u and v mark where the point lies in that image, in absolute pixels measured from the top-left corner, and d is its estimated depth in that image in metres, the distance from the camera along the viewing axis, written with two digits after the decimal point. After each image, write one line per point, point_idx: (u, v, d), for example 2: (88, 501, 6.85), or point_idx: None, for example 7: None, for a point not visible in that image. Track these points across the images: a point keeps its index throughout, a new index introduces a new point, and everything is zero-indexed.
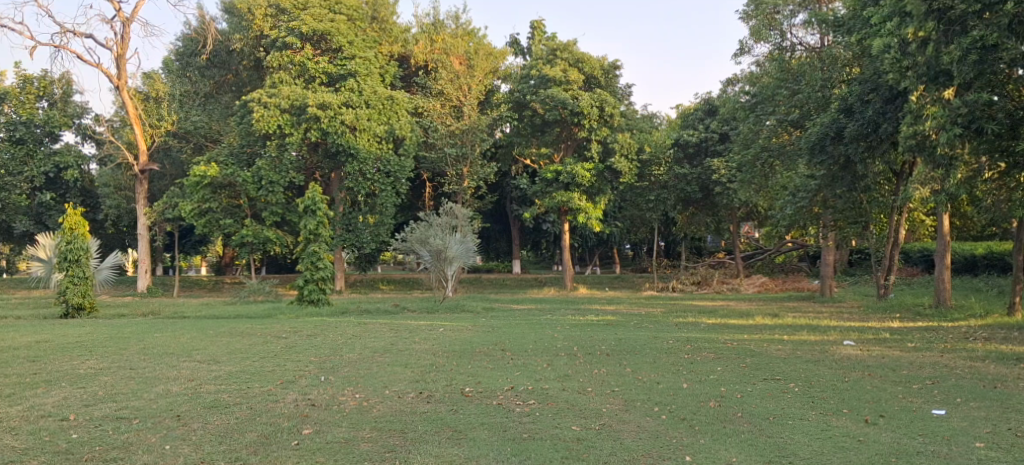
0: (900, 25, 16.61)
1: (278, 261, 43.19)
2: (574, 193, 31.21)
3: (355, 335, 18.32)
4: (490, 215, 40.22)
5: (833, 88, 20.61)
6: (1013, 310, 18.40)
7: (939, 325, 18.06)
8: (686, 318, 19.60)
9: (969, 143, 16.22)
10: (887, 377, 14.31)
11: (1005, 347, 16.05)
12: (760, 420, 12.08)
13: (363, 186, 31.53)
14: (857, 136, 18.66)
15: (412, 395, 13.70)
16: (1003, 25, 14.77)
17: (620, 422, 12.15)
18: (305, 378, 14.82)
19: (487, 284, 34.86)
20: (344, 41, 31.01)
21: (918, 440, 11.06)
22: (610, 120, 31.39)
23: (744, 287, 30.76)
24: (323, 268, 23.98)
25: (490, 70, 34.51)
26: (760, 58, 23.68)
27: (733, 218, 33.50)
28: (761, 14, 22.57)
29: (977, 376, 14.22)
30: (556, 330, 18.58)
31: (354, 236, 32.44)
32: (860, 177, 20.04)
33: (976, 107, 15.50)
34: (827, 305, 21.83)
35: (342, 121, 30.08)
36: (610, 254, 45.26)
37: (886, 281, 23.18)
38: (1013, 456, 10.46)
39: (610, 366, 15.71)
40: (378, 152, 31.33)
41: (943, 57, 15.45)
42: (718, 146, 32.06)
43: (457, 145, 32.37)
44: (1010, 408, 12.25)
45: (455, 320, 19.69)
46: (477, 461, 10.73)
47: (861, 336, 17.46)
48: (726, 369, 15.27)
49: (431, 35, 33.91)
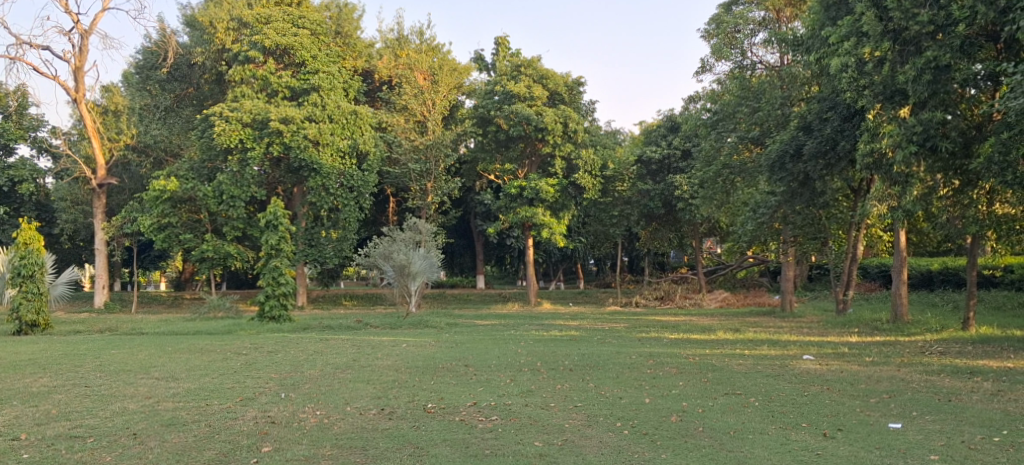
0: (857, 45, 16.89)
1: (240, 276, 42.76)
2: (538, 209, 31.36)
3: (317, 351, 18.16)
4: (454, 230, 40.24)
5: (793, 106, 21.09)
6: (968, 324, 18.74)
7: (896, 340, 18.32)
8: (649, 333, 19.69)
9: (925, 162, 16.56)
10: (845, 391, 14.50)
11: (960, 361, 16.35)
12: (721, 434, 12.18)
13: (327, 201, 31.22)
14: (816, 154, 18.90)
15: (374, 412, 13.59)
16: (955, 46, 15.31)
17: (582, 437, 12.17)
18: (265, 395, 14.65)
19: (451, 299, 34.76)
20: (308, 56, 30.91)
21: (874, 453, 11.21)
22: (573, 136, 31.66)
23: (706, 302, 31.02)
24: (284, 283, 23.64)
25: (455, 86, 34.48)
26: (722, 76, 23.94)
27: (695, 233, 33.78)
28: (722, 33, 22.87)
29: (933, 390, 14.45)
30: (519, 345, 18.59)
31: (316, 251, 32.20)
32: (818, 193, 20.33)
33: (931, 126, 15.90)
34: (787, 320, 22.09)
35: (304, 136, 29.92)
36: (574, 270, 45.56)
37: (844, 296, 23.53)
38: None
39: (573, 380, 15.76)
40: (341, 167, 31.11)
41: (899, 77, 15.89)
42: (680, 163, 32.33)
43: (421, 161, 32.15)
44: (964, 421, 12.48)
45: (418, 336, 19.59)
46: None
47: (820, 351, 17.67)
48: (688, 383, 15.37)
49: (396, 50, 34.12)
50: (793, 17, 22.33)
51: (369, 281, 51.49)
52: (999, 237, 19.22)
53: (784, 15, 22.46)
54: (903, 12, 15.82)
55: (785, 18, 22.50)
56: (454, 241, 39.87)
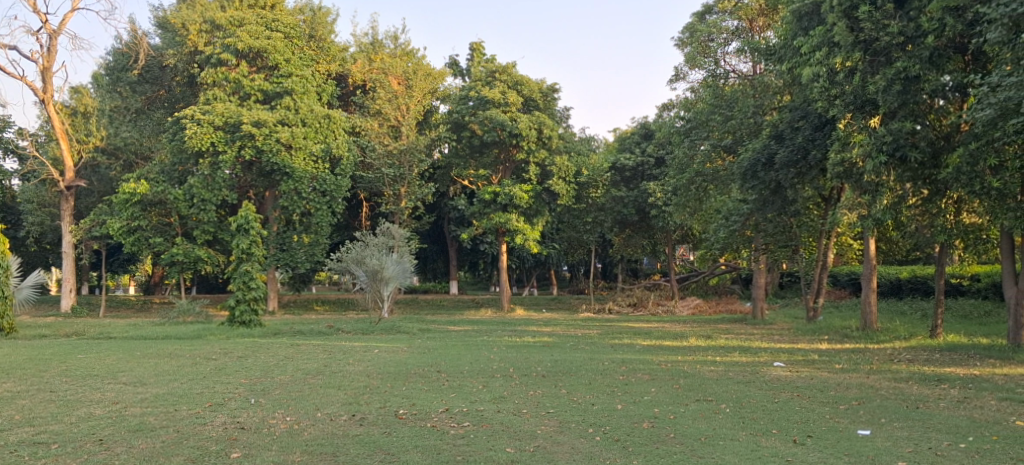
0: (829, 55, 16.93)
1: (211, 280, 42.46)
2: (512, 214, 31.38)
3: (288, 357, 18.02)
4: (427, 235, 40.23)
5: (765, 114, 21.22)
6: (936, 332, 18.97)
7: (865, 347, 18.48)
8: (622, 340, 19.73)
9: (894, 171, 16.73)
10: (815, 398, 14.61)
11: (928, 368, 16.53)
12: (692, 440, 12.22)
13: (299, 205, 31.08)
14: (787, 163, 18.99)
15: (345, 418, 13.51)
16: (924, 57, 15.63)
17: (554, 443, 12.16)
18: (234, 401, 14.52)
19: (424, 305, 34.68)
20: (281, 59, 30.72)
21: (843, 460, 11.29)
22: (548, 142, 31.80)
23: (679, 308, 31.16)
24: (255, 288, 23.52)
25: (428, 91, 34.42)
26: (695, 84, 24.09)
27: (669, 240, 33.93)
28: (695, 41, 23.11)
29: (901, 397, 14.60)
30: (491, 351, 18.56)
31: (287, 255, 31.90)
32: (790, 202, 20.46)
33: (901, 135, 16.08)
34: (759, 327, 22.23)
35: (277, 139, 29.73)
36: (548, 276, 45.70)
37: (814, 303, 23.82)
38: None
39: (545, 387, 15.75)
40: (314, 171, 30.91)
41: (870, 87, 16.04)
42: (654, 170, 32.56)
43: (395, 165, 31.87)
44: (931, 428, 12.60)
45: (390, 342, 19.51)
46: None
47: (791, 358, 17.80)
48: (660, 390, 15.43)
49: (370, 55, 34.39)
50: (766, 27, 22.55)
51: (342, 286, 51.34)
52: (966, 246, 19.40)
53: (757, 24, 22.65)
54: (873, 22, 16.02)
55: (758, 28, 22.70)
56: (428, 246, 39.81)
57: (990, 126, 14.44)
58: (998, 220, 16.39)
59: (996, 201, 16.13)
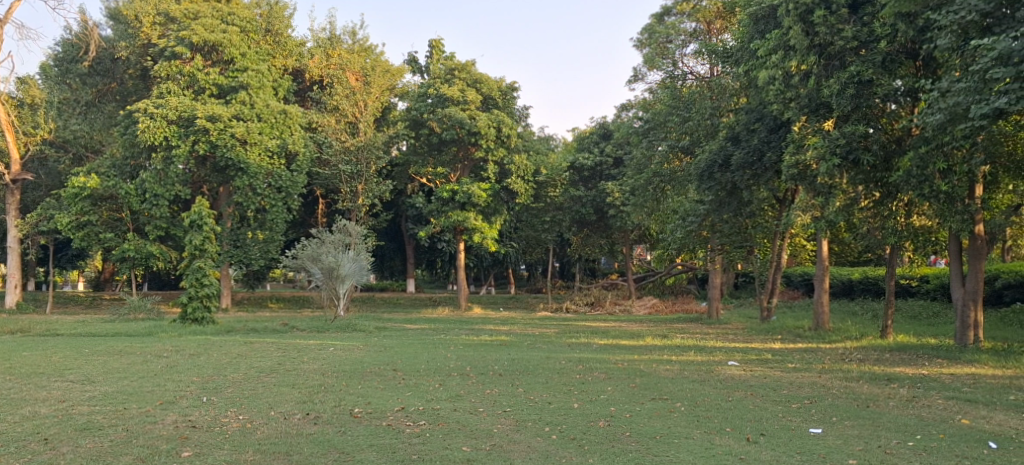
0: (784, 58, 17.20)
1: (163, 277, 41.85)
2: (470, 213, 31.36)
3: (241, 354, 17.78)
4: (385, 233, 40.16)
5: (721, 116, 21.27)
6: (885, 332, 19.33)
7: (818, 347, 18.75)
8: (579, 339, 19.77)
9: (847, 173, 17.03)
10: (767, 397, 14.79)
11: (878, 368, 16.82)
12: (647, 439, 12.29)
13: (253, 202, 30.78)
14: (743, 164, 19.25)
15: (299, 417, 13.36)
16: (876, 62, 15.97)
17: (510, 442, 12.15)
18: (185, 399, 14.28)
19: (381, 303, 34.48)
20: (237, 53, 30.35)
21: (795, 458, 11.43)
22: (507, 141, 31.81)
23: (635, 308, 31.42)
24: (208, 285, 23.17)
25: (387, 87, 34.95)
26: (653, 86, 24.28)
27: (626, 240, 34.08)
28: (654, 42, 23.31)
29: (852, 396, 14.83)
30: (448, 350, 18.48)
31: (241, 252, 31.49)
32: (745, 203, 20.70)
33: (853, 139, 16.37)
34: (714, 327, 22.42)
35: (232, 134, 29.36)
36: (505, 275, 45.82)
37: (768, 303, 24.19)
38: None
39: (502, 386, 15.72)
40: (269, 167, 30.55)
41: (824, 90, 16.32)
42: (612, 170, 32.86)
43: (351, 162, 31.83)
44: (881, 427, 12.83)
45: (346, 340, 19.35)
46: None
47: (745, 357, 17.99)
48: (616, 389, 15.50)
49: (327, 49, 33.85)
50: (722, 29, 23.14)
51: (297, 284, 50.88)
52: (915, 248, 19.74)
53: (714, 27, 23.24)
54: (828, 27, 16.28)
55: (715, 30, 23.27)
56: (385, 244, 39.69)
57: (939, 130, 14.69)
58: (946, 223, 16.79)
59: (944, 204, 16.53)
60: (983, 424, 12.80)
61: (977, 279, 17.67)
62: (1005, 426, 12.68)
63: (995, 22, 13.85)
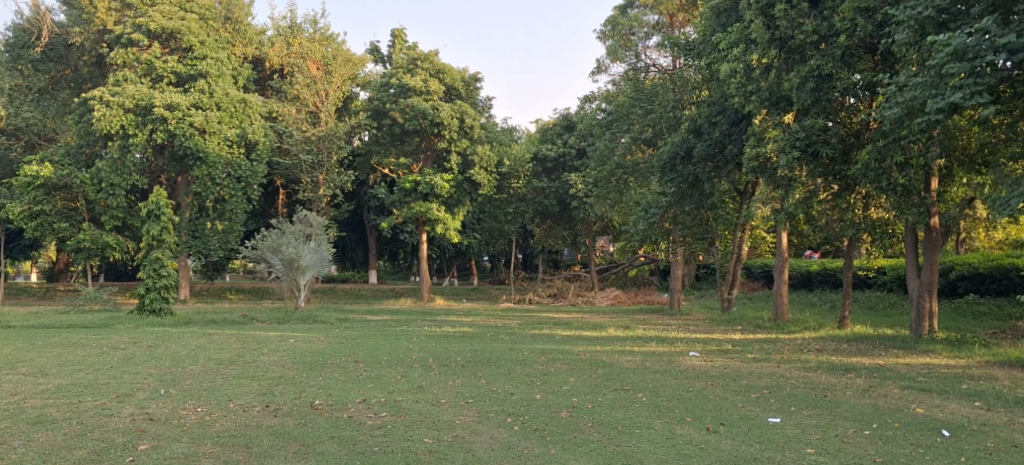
0: (745, 51, 17.29)
1: (119, 267, 41.37)
2: (433, 204, 31.24)
3: (200, 346, 17.58)
4: (347, 224, 39.99)
5: (683, 109, 21.14)
6: (843, 323, 19.62)
7: (776, 338, 18.98)
8: (542, 330, 19.83)
9: (806, 166, 17.21)
10: (728, 387, 14.94)
11: (835, 358, 17.05)
12: (609, 429, 12.35)
13: (213, 191, 30.53)
14: (704, 156, 19.49)
15: (259, 409, 13.23)
16: (836, 56, 16.06)
17: (472, 433, 12.13)
18: (143, 391, 14.08)
19: (342, 295, 34.28)
20: (196, 41, 29.91)
21: (755, 447, 11.55)
22: (469, 132, 31.80)
23: (598, 299, 31.57)
24: (166, 275, 22.94)
25: (348, 76, 34.00)
26: (617, 78, 24.38)
27: (589, 232, 34.24)
28: (617, 35, 23.53)
29: (810, 386, 15.03)
30: (410, 341, 18.43)
31: (200, 243, 31.15)
32: (707, 195, 20.82)
33: (812, 132, 16.61)
34: (675, 318, 22.61)
35: (190, 123, 28.97)
36: (468, 266, 45.92)
37: (729, 294, 24.48)
38: (840, 460, 11.05)
39: (465, 377, 15.72)
40: (228, 156, 30.26)
41: (785, 83, 16.53)
42: (575, 162, 33.24)
43: (313, 151, 31.50)
44: (838, 416, 13.02)
45: (307, 331, 19.22)
46: None
47: (706, 348, 18.15)
48: (579, 379, 15.56)
49: (287, 38, 33.61)
50: (685, 22, 23.26)
51: (257, 275, 50.40)
52: (873, 240, 20.02)
53: (677, 20, 23.33)
54: (789, 21, 16.47)
55: (678, 23, 23.39)
56: (346, 235, 39.57)
57: (897, 124, 14.92)
58: (902, 215, 17.04)
59: (901, 197, 16.73)
60: (937, 413, 13.03)
61: (932, 271, 17.97)
62: (958, 414, 12.92)
63: (950, 18, 14.04)
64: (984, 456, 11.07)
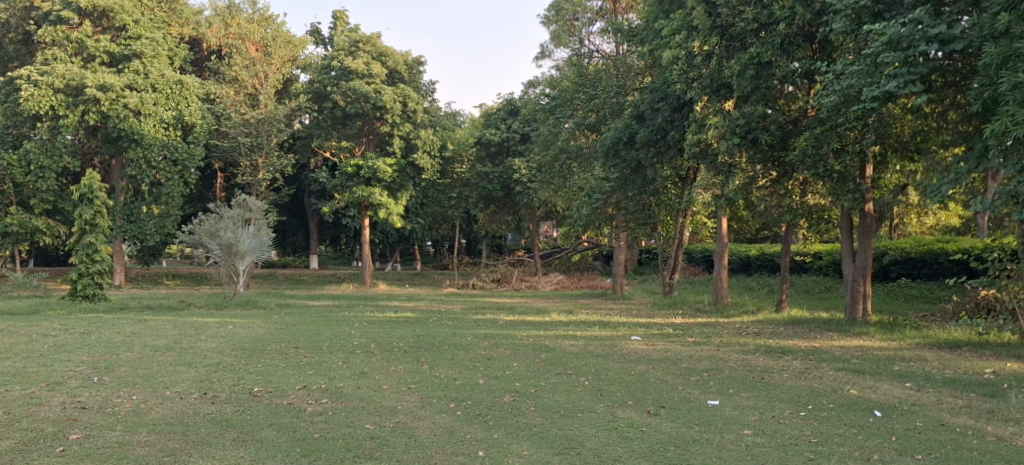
0: (688, 38, 17.51)
1: (49, 252, 40.35)
2: (376, 188, 31.06)
3: (135, 333, 17.20)
4: (287, 209, 39.44)
5: (627, 95, 21.28)
6: (781, 307, 20.03)
7: (716, 321, 19.28)
8: (485, 315, 19.81)
9: (746, 152, 17.52)
10: (669, 370, 15.13)
11: (773, 341, 17.37)
12: (552, 413, 12.41)
13: (148, 175, 29.83)
14: (647, 142, 19.66)
15: (196, 396, 12.99)
16: (776, 44, 16.27)
17: (415, 419, 12.08)
18: (75, 379, 13.73)
19: (283, 280, 33.86)
20: (129, 20, 29.39)
21: (694, 429, 11.73)
22: (412, 116, 31.56)
23: (542, 284, 31.69)
24: (99, 261, 22.46)
25: (288, 58, 33.82)
26: (561, 64, 24.54)
27: (533, 217, 34.31)
28: (561, 20, 23.80)
29: (748, 368, 15.30)
30: (352, 327, 18.27)
31: (135, 228, 30.52)
32: (650, 181, 21.16)
33: (752, 119, 16.80)
34: (617, 302, 22.83)
35: (125, 104, 28.28)
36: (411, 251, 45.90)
37: (671, 279, 24.67)
38: (776, 440, 11.28)
39: (407, 362, 15.65)
40: (164, 138, 29.64)
41: (725, 71, 16.69)
42: (519, 146, 33.31)
43: (252, 134, 30.99)
44: (775, 398, 13.26)
45: (246, 317, 18.94)
46: (263, 462, 10.41)
47: (647, 332, 18.36)
48: (522, 364, 15.59)
49: (225, 19, 32.98)
50: (628, 9, 23.47)
51: (194, 260, 49.40)
52: (809, 225, 20.41)
53: (620, 6, 23.53)
54: (730, 8, 16.65)
55: (621, 9, 23.58)
56: (286, 220, 39.09)
57: (834, 111, 15.30)
58: (838, 201, 17.38)
59: (837, 183, 17.06)
60: (870, 394, 13.37)
61: (866, 256, 18.36)
62: (890, 395, 13.28)
63: (885, 8, 14.28)
64: (913, 435, 11.38)
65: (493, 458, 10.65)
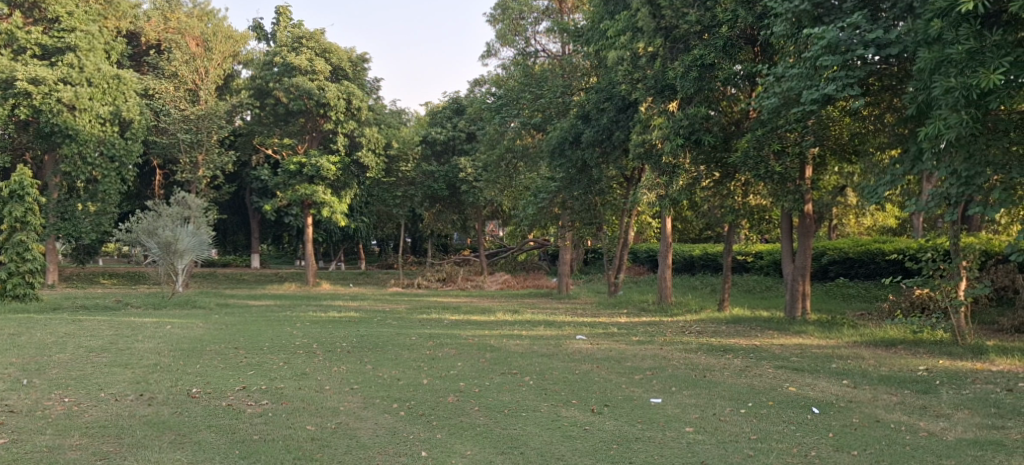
0: (632, 40, 17.59)
1: None
2: (319, 186, 30.75)
3: (68, 333, 16.77)
4: (227, 207, 38.89)
5: (572, 95, 21.46)
6: (723, 305, 20.31)
7: (660, 320, 19.47)
8: (430, 315, 19.72)
9: (690, 153, 17.57)
10: (612, 369, 15.22)
11: (714, 340, 17.60)
12: (496, 412, 12.39)
13: (83, 171, 29.11)
14: (593, 142, 19.76)
15: (131, 398, 12.69)
16: (718, 46, 16.48)
17: (357, 420, 11.97)
18: (3, 382, 13.29)
19: (223, 280, 33.30)
20: (62, 12, 28.50)
21: (636, 427, 11.81)
22: (357, 113, 31.35)
23: (487, 284, 31.69)
24: (30, 260, 22.02)
25: (229, 54, 33.36)
26: (506, 63, 24.57)
27: (479, 216, 34.25)
28: (507, 19, 23.61)
29: (690, 367, 15.47)
30: (294, 327, 18.05)
31: (70, 225, 29.76)
32: (595, 181, 21.32)
33: (695, 120, 16.86)
34: (563, 302, 22.89)
35: (58, 99, 27.50)
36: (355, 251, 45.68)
37: (616, 279, 24.85)
38: (716, 438, 11.41)
39: (350, 363, 15.48)
40: (100, 134, 28.98)
41: (669, 72, 16.83)
42: (465, 145, 33.25)
43: (191, 131, 30.78)
44: (717, 395, 13.43)
45: (184, 317, 18.57)
46: None
47: (592, 331, 18.45)
48: (467, 364, 15.55)
49: (165, 13, 32.56)
50: (574, 9, 23.79)
51: (132, 258, 48.33)
52: (751, 225, 20.75)
53: (566, 7, 23.84)
54: (673, 10, 16.83)
55: (567, 9, 23.91)
56: (227, 218, 38.53)
57: (774, 114, 15.52)
58: (779, 202, 17.63)
59: (778, 184, 17.32)
60: (808, 391, 13.62)
61: (806, 256, 18.72)
62: (827, 392, 13.53)
63: (825, 12, 14.41)
64: (850, 431, 11.62)
65: (436, 458, 10.59)
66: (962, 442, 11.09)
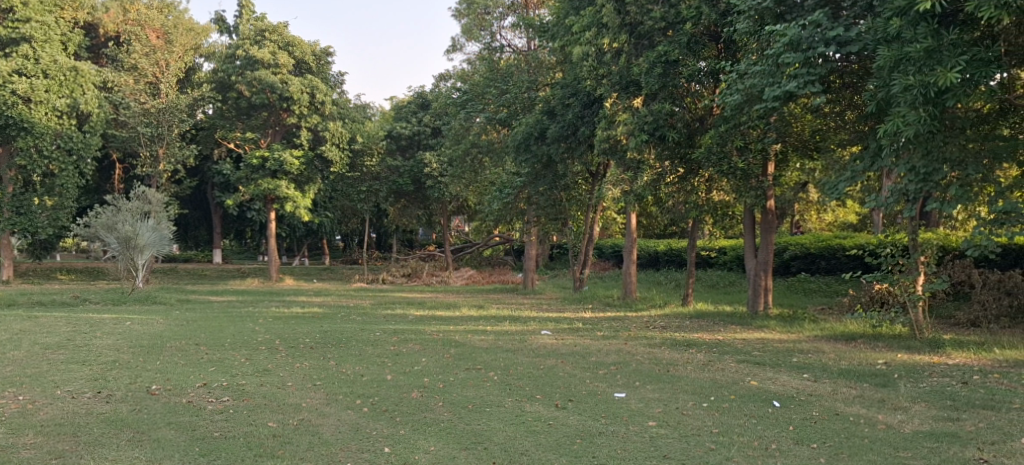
0: (597, 36, 17.53)
1: None
2: (282, 181, 30.50)
3: (24, 330, 16.47)
4: (188, 201, 38.42)
5: (537, 91, 21.53)
6: (686, 301, 20.48)
7: (625, 315, 19.56)
8: (394, 311, 19.64)
9: (654, 149, 17.79)
10: (577, 364, 15.27)
11: (678, 335, 17.72)
12: (459, 408, 12.37)
13: (40, 165, 28.59)
14: (558, 137, 19.81)
15: (89, 396, 12.50)
16: (682, 43, 16.65)
17: (319, 416, 11.89)
18: None
19: (185, 275, 32.88)
20: (16, 2, 27.75)
21: (600, 422, 11.85)
22: (320, 107, 31.07)
23: (453, 279, 31.63)
24: None
25: (190, 47, 32.94)
26: (471, 57, 24.55)
27: (444, 212, 34.15)
28: (473, 13, 23.82)
29: (654, 361, 15.56)
30: (256, 323, 17.89)
31: (27, 220, 29.24)
32: (560, 176, 21.46)
33: (660, 116, 16.94)
34: (528, 298, 22.92)
35: (12, 90, 27.01)
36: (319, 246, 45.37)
37: (580, 274, 24.92)
38: (679, 431, 11.50)
39: (313, 359, 15.37)
40: (57, 127, 28.50)
41: (633, 69, 16.92)
42: (430, 140, 33.17)
43: (152, 125, 30.63)
44: (680, 390, 13.52)
45: (144, 313, 18.31)
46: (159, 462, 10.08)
47: (557, 326, 18.49)
48: (430, 359, 15.50)
49: (124, 4, 32.03)
50: (539, 4, 23.53)
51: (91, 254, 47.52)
52: (715, 221, 20.93)
53: (531, 2, 23.64)
54: (639, 7, 16.85)
55: (533, 5, 23.70)
56: (189, 213, 38.10)
57: (738, 110, 15.62)
58: (741, 198, 17.84)
59: (740, 180, 17.57)
60: (770, 385, 13.77)
61: (768, 251, 18.87)
62: (788, 386, 13.69)
63: (786, 10, 14.57)
64: (810, 424, 11.76)
65: (399, 454, 10.54)
66: (918, 434, 11.27)
